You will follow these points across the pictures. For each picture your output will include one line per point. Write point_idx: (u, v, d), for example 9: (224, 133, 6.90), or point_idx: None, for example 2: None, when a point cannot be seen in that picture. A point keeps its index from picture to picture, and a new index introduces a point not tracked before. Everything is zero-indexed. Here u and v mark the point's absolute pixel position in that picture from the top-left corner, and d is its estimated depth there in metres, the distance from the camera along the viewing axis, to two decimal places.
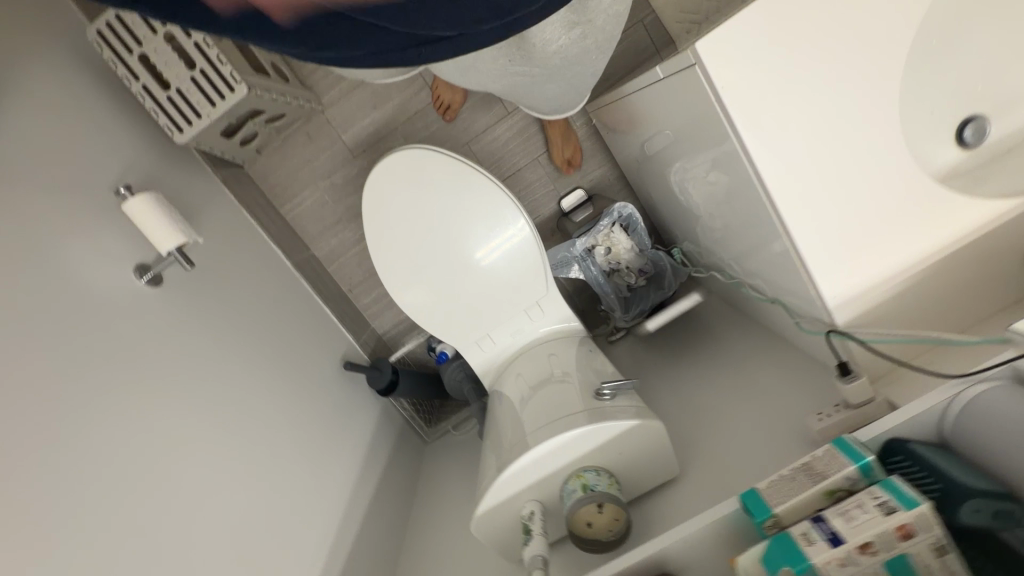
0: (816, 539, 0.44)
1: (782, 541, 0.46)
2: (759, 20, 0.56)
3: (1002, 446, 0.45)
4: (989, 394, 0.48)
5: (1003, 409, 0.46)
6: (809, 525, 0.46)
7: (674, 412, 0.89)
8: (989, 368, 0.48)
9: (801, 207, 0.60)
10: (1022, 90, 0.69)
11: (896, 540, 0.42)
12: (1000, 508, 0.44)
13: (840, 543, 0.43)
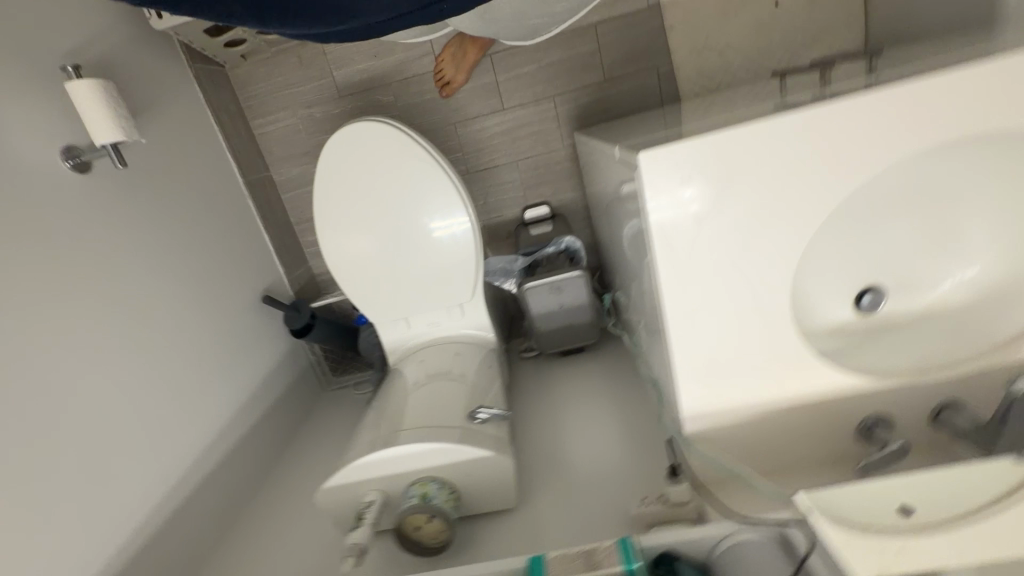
0: None
1: None
2: (699, 154, 0.59)
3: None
4: (750, 541, 0.58)
5: (757, 560, 0.56)
6: None
7: (539, 457, 0.98)
8: (765, 522, 0.58)
9: (682, 328, 0.66)
10: (925, 278, 0.73)
11: None
12: None
13: None
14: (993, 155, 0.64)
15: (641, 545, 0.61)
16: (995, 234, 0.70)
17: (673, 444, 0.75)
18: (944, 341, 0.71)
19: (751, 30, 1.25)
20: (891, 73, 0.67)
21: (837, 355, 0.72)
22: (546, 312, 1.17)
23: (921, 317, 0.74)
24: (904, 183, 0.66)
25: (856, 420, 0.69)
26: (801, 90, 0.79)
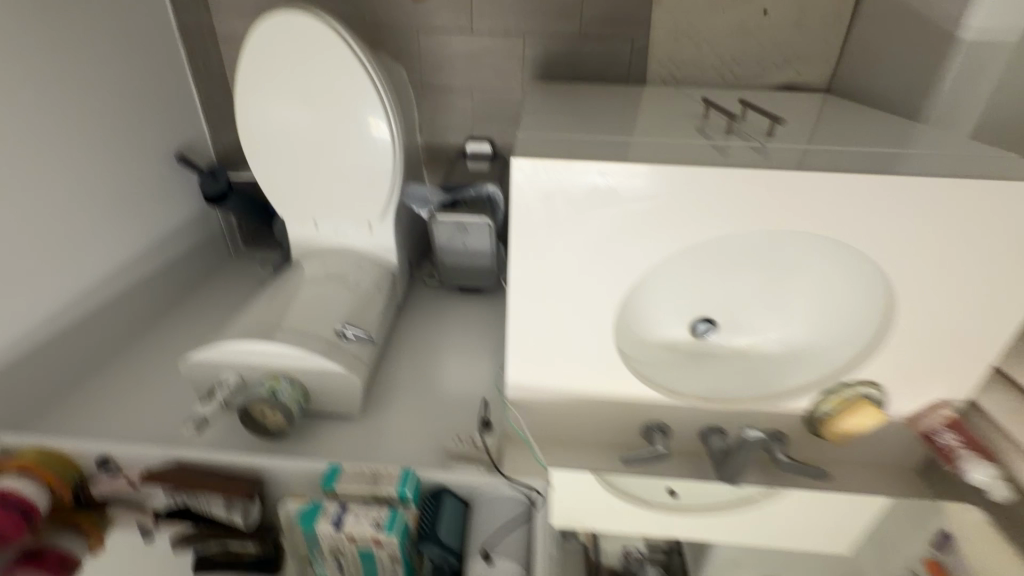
0: (329, 517, 0.73)
1: (313, 508, 0.74)
2: (569, 174, 0.64)
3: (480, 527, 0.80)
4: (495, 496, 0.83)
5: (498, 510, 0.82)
6: (336, 507, 0.74)
7: (399, 380, 1.08)
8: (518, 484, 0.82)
9: (518, 319, 0.74)
10: (752, 326, 0.82)
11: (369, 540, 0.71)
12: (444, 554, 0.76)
13: (338, 527, 0.71)
14: (830, 249, 0.70)
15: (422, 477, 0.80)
16: (816, 311, 0.78)
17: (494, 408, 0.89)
18: (739, 380, 0.83)
19: (734, 32, 1.22)
20: (772, 149, 0.73)
21: (650, 368, 0.82)
22: (451, 247, 1.24)
23: (736, 353, 0.84)
24: (744, 243, 0.72)
25: (644, 421, 0.82)
26: (712, 129, 0.82)
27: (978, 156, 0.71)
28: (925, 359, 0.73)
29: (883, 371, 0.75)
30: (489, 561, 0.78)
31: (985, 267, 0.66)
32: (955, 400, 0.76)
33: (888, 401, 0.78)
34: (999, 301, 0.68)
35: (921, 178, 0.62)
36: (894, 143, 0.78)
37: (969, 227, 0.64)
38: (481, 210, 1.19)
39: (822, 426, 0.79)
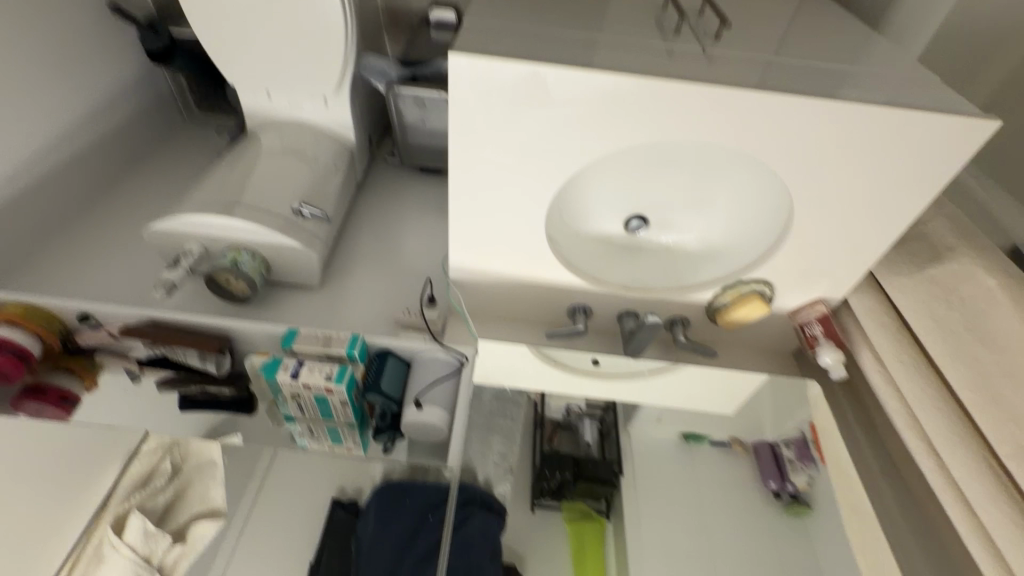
0: (288, 369, 0.89)
1: (274, 362, 0.90)
2: (505, 73, 0.65)
3: (417, 381, 0.96)
4: (438, 359, 0.97)
5: (436, 366, 0.97)
6: (293, 363, 0.90)
7: (358, 255, 1.16)
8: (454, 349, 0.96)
9: (460, 210, 0.81)
10: (678, 225, 0.89)
11: (323, 390, 0.88)
12: (384, 400, 0.94)
13: (295, 378, 0.88)
14: (751, 160, 0.74)
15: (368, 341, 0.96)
16: (733, 216, 0.85)
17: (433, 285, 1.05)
18: (660, 273, 0.93)
19: None
20: (715, 56, 0.74)
21: (581, 258, 0.91)
22: (416, 126, 1.23)
23: (662, 249, 0.92)
24: (677, 152, 0.76)
25: (570, 303, 0.96)
26: (666, 25, 0.81)
27: (905, 76, 0.74)
28: (812, 264, 0.85)
29: (776, 272, 0.87)
30: (420, 408, 0.93)
31: (876, 188, 0.74)
32: (831, 298, 0.90)
33: (774, 295, 0.91)
34: (883, 219, 0.77)
35: (835, 100, 0.65)
36: (837, 54, 0.79)
37: (869, 152, 0.70)
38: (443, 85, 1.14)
39: (718, 315, 0.92)
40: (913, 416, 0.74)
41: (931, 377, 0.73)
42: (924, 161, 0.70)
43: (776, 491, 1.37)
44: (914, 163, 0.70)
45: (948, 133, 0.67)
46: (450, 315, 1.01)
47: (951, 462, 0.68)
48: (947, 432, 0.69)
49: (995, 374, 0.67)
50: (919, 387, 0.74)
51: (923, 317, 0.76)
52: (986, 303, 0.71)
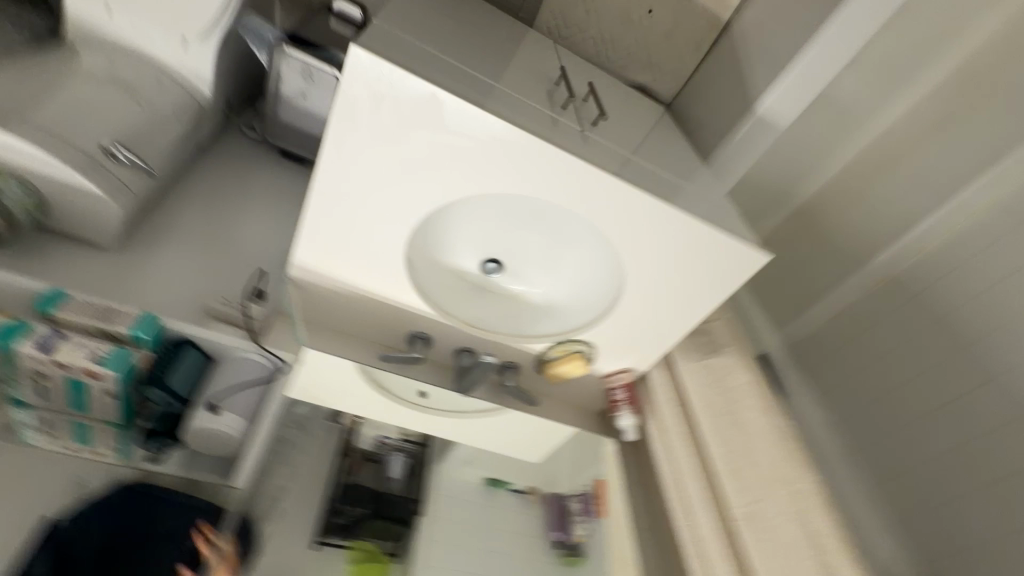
0: (37, 339, 0.70)
1: (21, 326, 0.71)
2: (403, 85, 0.65)
3: (218, 383, 0.84)
4: (249, 361, 0.88)
5: (245, 367, 0.87)
6: (47, 332, 0.72)
7: (176, 225, 1.00)
8: (281, 353, 0.87)
9: (318, 204, 0.75)
10: (527, 277, 0.97)
11: (83, 372, 0.71)
12: (167, 400, 0.80)
13: (45, 352, 0.69)
14: (599, 235, 0.85)
15: (165, 325, 0.82)
16: (573, 281, 0.95)
17: (262, 279, 0.95)
18: (504, 318, 0.98)
19: (619, 19, 1.31)
20: (590, 138, 0.83)
21: (435, 286, 0.91)
22: (292, 102, 1.12)
23: (509, 296, 0.98)
24: (542, 210, 0.83)
25: (411, 329, 0.93)
26: (558, 99, 0.90)
27: (717, 205, 0.93)
28: (629, 338, 0.97)
29: (600, 339, 0.97)
30: (213, 412, 0.81)
31: (687, 287, 0.89)
32: (638, 369, 1.03)
33: (595, 358, 1.00)
34: (687, 313, 0.93)
35: (668, 205, 0.80)
36: (676, 171, 0.96)
37: (686, 254, 0.85)
38: (330, 60, 1.07)
39: (545, 366, 1.00)
40: (673, 478, 0.88)
41: (695, 448, 0.89)
42: (720, 272, 0.87)
43: (556, 541, 1.47)
44: (712, 272, 0.87)
45: (739, 255, 0.85)
46: (275, 315, 0.90)
47: (696, 520, 0.81)
48: (700, 495, 0.83)
49: (737, 452, 0.84)
50: (687, 455, 0.88)
51: (698, 398, 0.92)
52: (739, 392, 0.89)
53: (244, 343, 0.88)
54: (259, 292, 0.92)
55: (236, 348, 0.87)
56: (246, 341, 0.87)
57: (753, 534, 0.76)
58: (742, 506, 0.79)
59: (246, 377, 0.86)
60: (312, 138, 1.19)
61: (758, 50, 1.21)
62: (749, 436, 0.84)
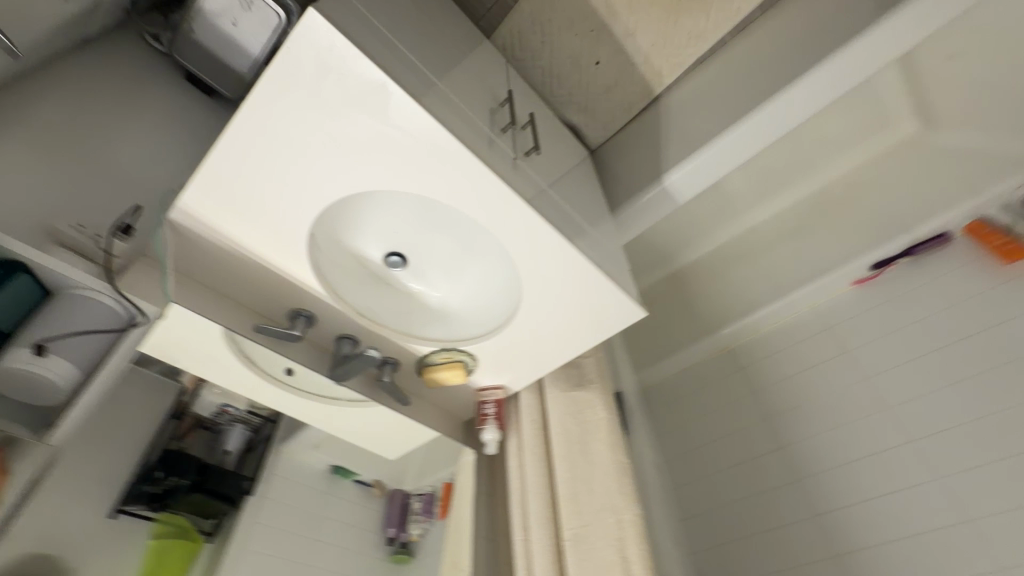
0: None
1: None
2: (352, 64, 0.64)
3: (52, 322, 0.71)
4: (101, 305, 0.73)
5: (95, 312, 0.73)
6: None
7: (31, 124, 0.85)
8: (147, 306, 0.75)
9: (227, 155, 0.70)
10: (427, 278, 0.98)
11: None
12: None
13: None
14: (505, 258, 0.90)
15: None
16: (471, 294, 0.99)
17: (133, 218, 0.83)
18: (395, 313, 0.98)
19: (568, 60, 1.39)
20: (519, 167, 0.88)
21: (332, 266, 0.89)
22: (219, 27, 1.03)
23: (405, 292, 0.99)
24: (458, 220, 0.85)
25: (295, 305, 0.88)
26: (498, 121, 0.93)
27: (612, 255, 1.02)
28: (510, 358, 1.02)
29: (483, 353, 1.01)
30: (38, 354, 0.68)
31: (572, 324, 0.96)
32: (511, 388, 1.08)
33: (474, 370, 1.04)
34: (567, 348, 1.00)
35: (573, 248, 0.86)
36: (585, 216, 1.05)
37: (578, 295, 0.93)
38: None
39: (425, 368, 1.00)
40: (519, 496, 0.96)
41: (544, 471, 0.96)
42: (603, 318, 0.96)
43: (391, 537, 1.47)
44: (597, 316, 0.96)
45: (622, 305, 0.94)
46: (140, 259, 0.79)
47: (531, 537, 0.88)
48: (539, 515, 0.90)
49: (579, 479, 0.91)
50: (536, 476, 0.95)
51: (557, 425, 1.00)
52: (594, 424, 0.98)
53: (103, 285, 0.72)
54: (128, 228, 0.79)
55: (91, 289, 0.73)
56: (98, 282, 0.72)
57: (575, 555, 0.83)
58: (571, 528, 0.86)
59: (94, 323, 0.72)
60: (228, 67, 1.09)
61: (676, 130, 1.37)
62: (591, 467, 0.92)
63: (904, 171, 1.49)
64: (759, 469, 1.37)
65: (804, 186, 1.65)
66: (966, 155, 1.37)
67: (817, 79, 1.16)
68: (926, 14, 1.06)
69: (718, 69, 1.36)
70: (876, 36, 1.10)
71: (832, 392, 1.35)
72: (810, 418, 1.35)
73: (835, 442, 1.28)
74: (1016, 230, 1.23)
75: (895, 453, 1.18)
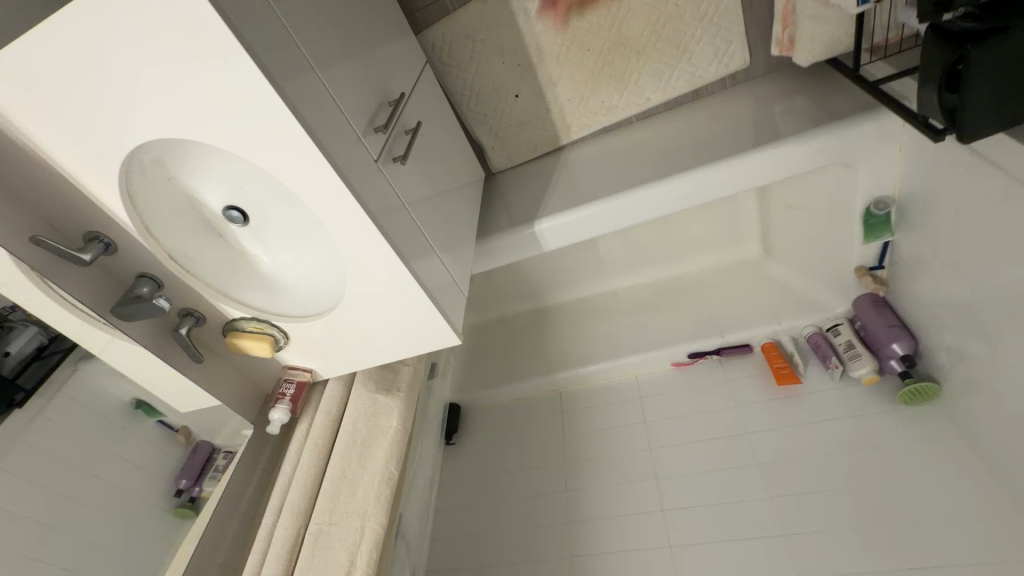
0: None
1: None
2: (203, 17, 0.61)
3: None
4: None
5: None
6: None
7: None
8: None
9: (38, 58, 0.65)
10: (263, 244, 0.94)
11: None
12: None
13: None
14: (339, 255, 0.90)
15: None
16: (303, 275, 0.96)
17: None
18: (216, 266, 0.94)
19: (490, 83, 1.44)
20: (378, 172, 0.89)
21: (155, 199, 0.84)
22: None
23: (237, 248, 0.95)
24: (295, 201, 0.84)
25: (94, 229, 0.83)
26: (377, 119, 0.94)
27: (451, 280, 1.08)
28: (323, 344, 1.03)
29: (296, 332, 1.01)
30: None
31: (390, 331, 1.00)
32: (319, 373, 1.09)
33: (284, 348, 1.04)
34: (381, 351, 1.03)
35: (404, 264, 0.89)
36: (439, 236, 1.09)
37: (401, 306, 0.96)
38: None
39: (230, 333, 0.98)
40: (286, 478, 0.96)
41: (318, 461, 0.97)
42: (419, 334, 1.00)
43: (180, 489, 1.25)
44: (415, 331, 1.00)
45: (440, 328, 0.99)
46: None
47: (277, 523, 0.89)
48: (293, 504, 0.91)
49: (344, 477, 0.93)
50: (308, 465, 0.96)
51: (349, 421, 1.01)
52: (380, 430, 1.00)
53: None
54: None
55: None
56: None
57: (311, 550, 0.85)
58: (318, 522, 0.88)
59: None
60: None
61: (564, 184, 1.47)
62: (362, 470, 0.95)
63: (738, 284, 1.72)
64: (543, 505, 1.51)
65: (664, 267, 1.86)
66: (783, 287, 1.64)
67: (686, 184, 1.30)
68: (772, 163, 1.24)
69: (617, 145, 1.49)
70: (733, 167, 1.26)
71: (623, 452, 1.53)
72: (599, 470, 1.52)
73: (609, 496, 1.45)
74: (794, 359, 1.49)
75: (649, 516, 1.37)
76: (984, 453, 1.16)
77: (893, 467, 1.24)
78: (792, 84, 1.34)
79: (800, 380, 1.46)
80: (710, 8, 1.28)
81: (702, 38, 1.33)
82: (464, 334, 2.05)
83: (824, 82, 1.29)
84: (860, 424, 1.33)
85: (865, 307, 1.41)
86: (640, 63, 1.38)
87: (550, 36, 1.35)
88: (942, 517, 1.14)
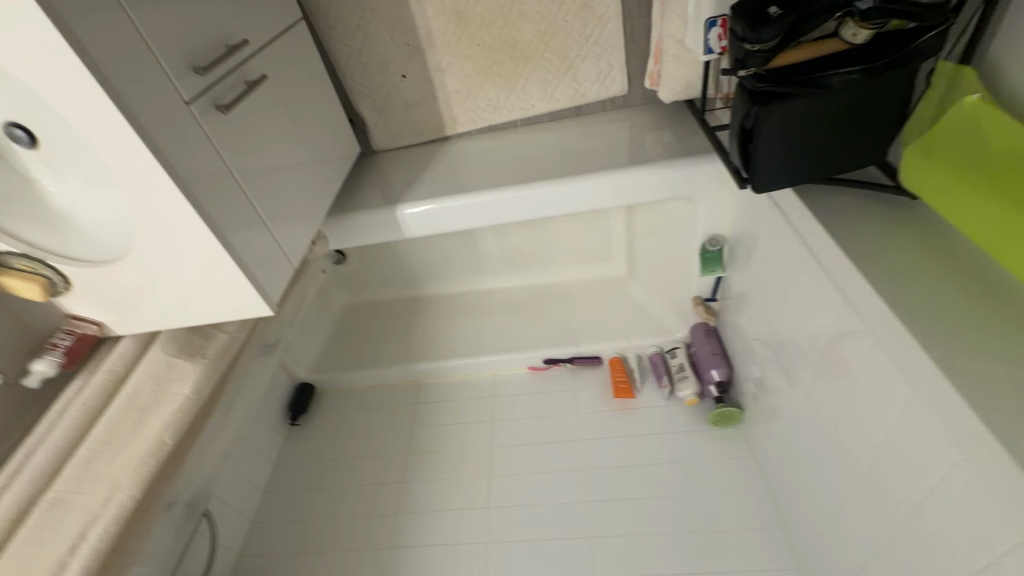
0: None
1: None
2: None
3: None
4: None
5: None
6: None
7: None
8: None
9: None
10: (55, 176, 0.84)
11: None
12: None
13: None
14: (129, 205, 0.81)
15: None
16: (97, 219, 0.87)
17: None
18: None
19: (376, 58, 1.40)
20: (190, 115, 0.82)
21: None
22: None
23: (22, 175, 0.84)
24: (76, 133, 0.75)
25: None
26: (205, 60, 0.86)
27: (277, 248, 1.01)
28: (112, 297, 0.93)
29: (79, 278, 0.91)
30: None
31: (192, 293, 0.92)
32: (110, 329, 0.98)
33: (65, 293, 0.93)
34: (182, 312, 0.95)
35: (205, 222, 0.82)
36: (274, 199, 1.02)
37: (205, 268, 0.88)
38: None
39: None
40: (38, 437, 0.86)
41: (82, 425, 0.87)
42: (225, 300, 0.93)
43: None
44: (221, 295, 0.92)
45: (249, 296, 0.93)
46: None
47: (12, 486, 0.80)
48: (38, 467, 0.82)
49: (105, 444, 0.85)
50: (69, 427, 0.86)
51: (130, 385, 0.92)
52: (165, 397, 0.91)
53: None
54: None
55: None
56: None
57: (40, 517, 0.77)
58: (58, 491, 0.80)
59: None
60: None
61: (439, 174, 1.46)
62: (130, 438, 0.86)
63: (601, 300, 1.80)
64: (374, 495, 1.48)
65: (539, 274, 1.90)
66: (639, 308, 1.74)
67: (550, 195, 1.33)
68: (627, 189, 1.31)
69: (498, 145, 1.50)
70: (592, 185, 1.31)
71: (463, 448, 1.54)
72: (435, 465, 1.51)
73: (441, 491, 1.45)
74: (633, 375, 1.59)
75: (471, 513, 1.39)
76: (766, 476, 1.31)
77: (693, 481, 1.36)
78: (661, 118, 1.43)
79: (635, 396, 1.56)
80: (595, 30, 1.34)
81: (586, 57, 1.38)
82: (333, 314, 1.96)
83: (687, 121, 1.39)
84: (674, 441, 1.44)
85: (699, 333, 1.54)
86: (527, 69, 1.40)
87: (441, 22, 1.34)
88: (719, 529, 1.27)
